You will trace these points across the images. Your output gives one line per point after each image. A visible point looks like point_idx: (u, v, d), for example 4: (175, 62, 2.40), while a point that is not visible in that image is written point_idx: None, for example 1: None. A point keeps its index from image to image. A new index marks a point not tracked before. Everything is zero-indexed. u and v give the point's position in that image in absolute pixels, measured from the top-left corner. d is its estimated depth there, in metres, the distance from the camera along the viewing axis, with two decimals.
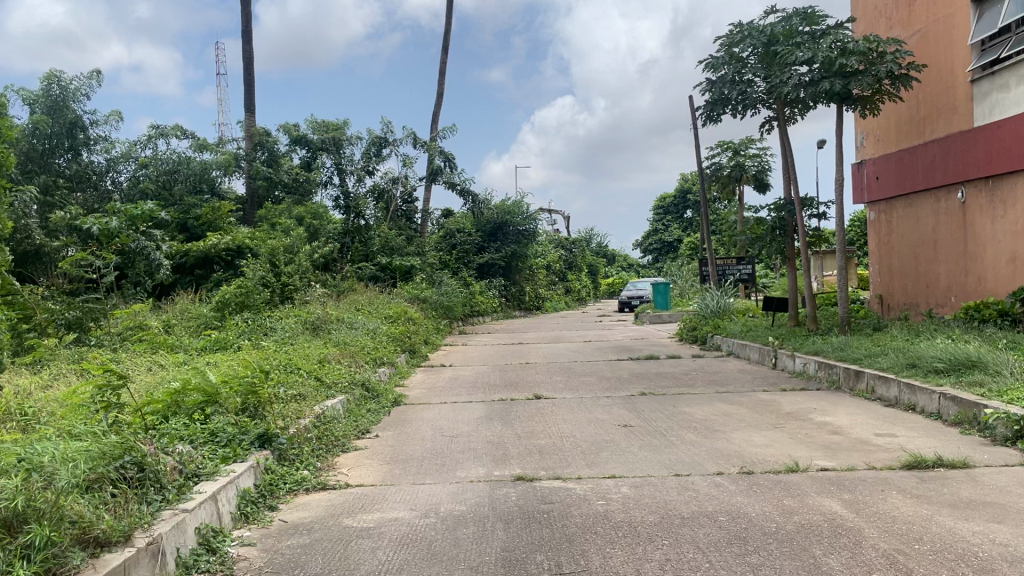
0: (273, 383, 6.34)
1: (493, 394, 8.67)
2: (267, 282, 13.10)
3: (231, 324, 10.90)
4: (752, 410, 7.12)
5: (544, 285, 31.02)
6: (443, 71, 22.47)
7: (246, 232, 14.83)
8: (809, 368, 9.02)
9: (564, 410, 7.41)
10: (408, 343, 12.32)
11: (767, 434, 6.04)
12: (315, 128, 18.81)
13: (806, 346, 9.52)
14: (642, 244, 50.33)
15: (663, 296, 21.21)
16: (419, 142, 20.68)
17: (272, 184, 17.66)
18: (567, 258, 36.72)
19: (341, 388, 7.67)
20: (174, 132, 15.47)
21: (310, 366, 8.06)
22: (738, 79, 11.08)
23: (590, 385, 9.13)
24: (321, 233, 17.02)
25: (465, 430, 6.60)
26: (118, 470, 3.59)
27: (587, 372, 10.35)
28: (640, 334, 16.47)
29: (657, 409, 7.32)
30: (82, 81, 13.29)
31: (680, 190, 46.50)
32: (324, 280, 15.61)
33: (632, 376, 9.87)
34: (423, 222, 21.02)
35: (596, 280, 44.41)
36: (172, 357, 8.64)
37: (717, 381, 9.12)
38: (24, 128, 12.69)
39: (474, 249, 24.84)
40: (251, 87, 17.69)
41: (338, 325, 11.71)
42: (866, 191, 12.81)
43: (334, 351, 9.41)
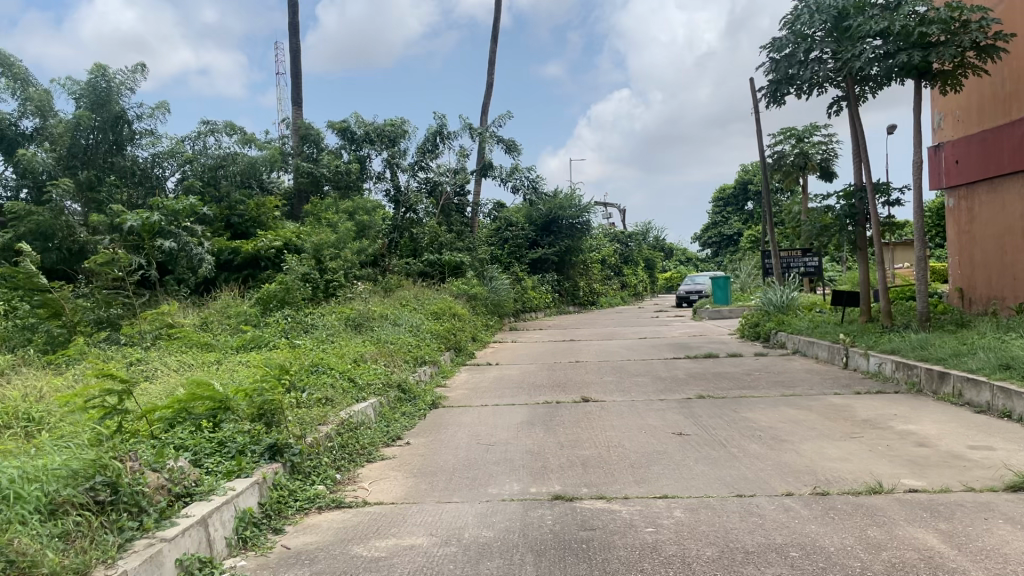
0: (293, 389, 5.87)
1: (538, 396, 8.11)
2: (310, 279, 12.75)
3: (270, 322, 10.56)
4: (823, 416, 6.41)
5: (599, 281, 30.31)
6: (493, 61, 21.96)
7: (290, 228, 14.54)
8: (885, 369, 8.23)
9: (613, 415, 6.80)
10: (454, 341, 11.83)
11: (843, 446, 5.34)
12: (362, 122, 18.39)
13: (882, 345, 8.72)
14: (701, 237, 49.18)
15: (722, 291, 20.36)
16: (474, 134, 20.15)
17: (317, 180, 17.23)
18: (622, 253, 35.96)
19: (374, 390, 7.19)
20: (223, 128, 15.20)
21: (343, 367, 7.59)
22: (803, 57, 10.26)
23: (643, 386, 8.49)
24: (372, 229, 16.65)
25: (503, 437, 6.05)
26: (85, 493, 3.15)
27: (640, 372, 9.71)
28: (698, 331, 15.70)
29: (716, 415, 6.65)
30: (127, 74, 13.07)
31: (740, 181, 45.20)
32: (370, 276, 15.24)
33: (689, 376, 9.20)
34: (474, 216, 20.50)
35: (653, 274, 43.52)
36: (203, 356, 8.27)
37: (782, 382, 8.40)
38: (67, 123, 12.48)
39: (527, 243, 24.33)
40: (298, 80, 17.41)
41: (381, 322, 11.29)
42: (944, 175, 11.85)
43: (371, 350, 8.93)
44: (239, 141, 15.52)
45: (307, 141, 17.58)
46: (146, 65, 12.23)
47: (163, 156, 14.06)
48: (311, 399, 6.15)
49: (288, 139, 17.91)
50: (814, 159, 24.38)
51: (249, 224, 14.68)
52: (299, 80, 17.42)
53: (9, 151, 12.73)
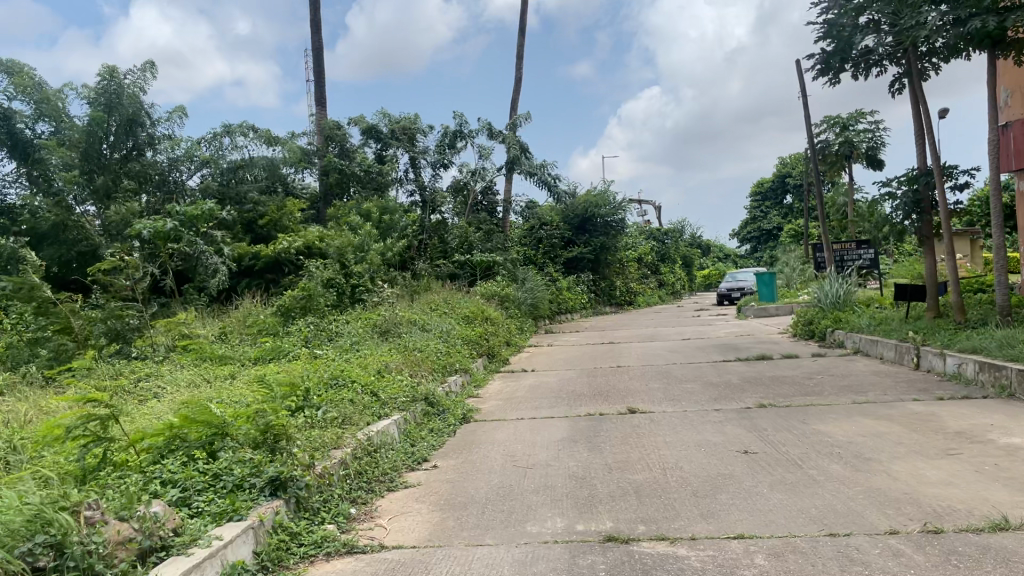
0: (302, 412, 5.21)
1: (579, 407, 7.38)
2: (334, 284, 12.17)
3: (292, 331, 9.98)
4: (909, 428, 5.62)
5: (636, 280, 29.46)
6: (521, 54, 21.30)
7: (314, 231, 14.01)
8: (967, 371, 7.37)
9: (666, 429, 6.06)
10: (486, 347, 11.16)
11: (944, 467, 4.55)
12: (386, 119, 17.83)
13: (961, 343, 7.87)
14: (739, 233, 48.05)
15: (768, 287, 19.43)
16: (496, 132, 19.51)
17: (345, 179, 16.71)
18: (659, 250, 35.06)
19: (398, 405, 6.52)
20: (241, 129, 14.69)
21: (365, 380, 6.94)
22: (861, 27, 9.43)
23: (695, 394, 7.73)
24: (397, 230, 16.11)
25: (543, 459, 5.34)
26: (21, 558, 2.54)
27: (689, 377, 8.94)
28: (746, 330, 14.83)
29: (784, 428, 5.88)
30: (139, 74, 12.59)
31: (779, 175, 44.07)
32: (397, 279, 14.62)
33: (744, 382, 8.40)
34: (505, 216, 19.83)
35: (691, 273, 42.53)
36: (217, 370, 7.70)
37: (850, 386, 7.58)
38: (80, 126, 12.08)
39: (562, 243, 23.55)
40: (321, 79, 16.88)
41: (409, 327, 10.66)
42: (1014, 156, 10.84)
43: (396, 360, 8.28)
44: (260, 140, 15.05)
45: (330, 141, 17.02)
46: (154, 66, 11.49)
47: (182, 160, 13.64)
48: (326, 420, 5.51)
49: (313, 139, 17.27)
50: (860, 148, 23.58)
51: (269, 228, 14.15)
52: (322, 79, 16.89)
53: (23, 157, 12.40)
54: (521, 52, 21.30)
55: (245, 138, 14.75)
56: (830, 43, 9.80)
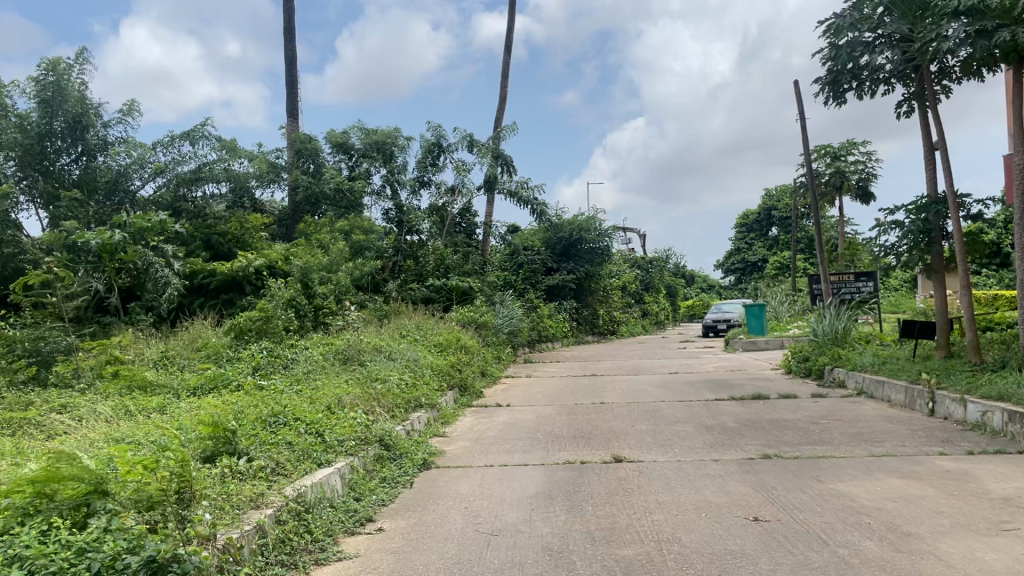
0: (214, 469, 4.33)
1: (558, 453, 6.46)
2: (295, 305, 11.23)
3: (243, 356, 8.99)
4: (946, 491, 4.75)
5: (620, 308, 28.69)
6: (506, 71, 20.60)
7: (281, 249, 13.13)
8: (993, 421, 6.54)
9: (659, 485, 5.17)
10: (459, 378, 10.25)
11: (1005, 548, 3.67)
12: (361, 135, 17.02)
13: (982, 389, 7.06)
14: (723, 264, 47.58)
15: (757, 320, 18.65)
16: (475, 146, 18.73)
17: (315, 198, 15.88)
18: (644, 279, 34.35)
19: (346, 449, 5.58)
20: (201, 135, 13.82)
21: (310, 418, 6.01)
22: (868, 43, 8.64)
23: (688, 439, 6.85)
24: (369, 249, 15.29)
25: (510, 522, 4.42)
26: None
27: (681, 419, 8.04)
28: (737, 365, 14.00)
29: (797, 487, 5.00)
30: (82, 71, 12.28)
31: (765, 206, 43.85)
32: (365, 302, 13.74)
33: (741, 426, 7.55)
34: (485, 239, 18.98)
35: (675, 303, 41.81)
36: (145, 400, 6.78)
37: (863, 435, 6.74)
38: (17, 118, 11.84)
39: (544, 268, 22.75)
40: (294, 90, 16.04)
41: (374, 355, 9.75)
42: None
43: (351, 392, 7.33)
44: (219, 147, 14.24)
45: (302, 154, 16.14)
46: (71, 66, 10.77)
47: (132, 168, 12.99)
48: (250, 470, 4.58)
49: (284, 153, 16.38)
50: (851, 179, 23.08)
51: (229, 244, 13.54)
52: (294, 90, 16.06)
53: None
54: (505, 71, 20.63)
55: (204, 147, 13.94)
56: (833, 60, 9.01)
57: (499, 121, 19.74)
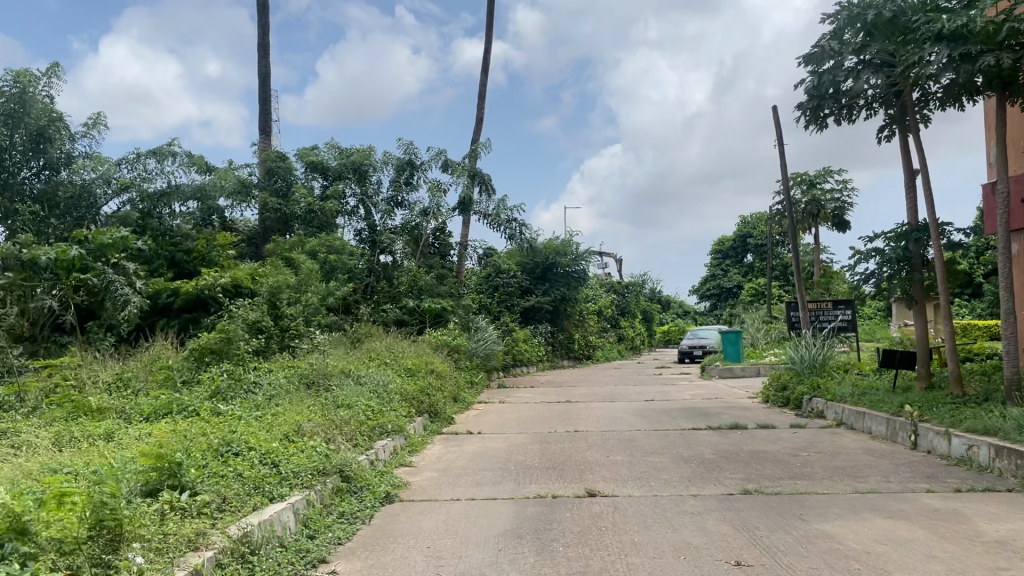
0: (152, 506, 3.99)
1: (529, 485, 6.15)
2: (261, 326, 10.84)
3: (203, 378, 8.60)
4: (936, 533, 4.50)
5: (596, 333, 28.46)
6: (484, 92, 20.43)
7: (248, 267, 12.75)
8: (979, 456, 6.33)
9: (635, 524, 4.87)
10: (428, 404, 9.90)
11: None
12: (335, 153, 16.73)
13: (967, 422, 6.86)
14: (699, 290, 47.60)
15: (734, 347, 18.46)
16: (450, 165, 18.51)
17: (286, 217, 15.54)
18: (620, 303, 34.19)
19: (301, 482, 5.24)
20: (169, 152, 13.45)
21: (266, 448, 5.69)
22: (850, 68, 8.53)
23: (665, 472, 6.56)
24: (340, 270, 14.93)
25: (474, 564, 4.10)
26: None
27: (657, 450, 7.77)
28: (713, 393, 13.76)
29: (781, 527, 4.72)
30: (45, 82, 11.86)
31: (740, 234, 44.08)
32: (335, 324, 13.38)
33: (720, 458, 7.28)
34: (460, 260, 18.67)
35: (651, 328, 41.69)
36: (91, 426, 6.38)
37: (845, 470, 6.50)
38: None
39: (519, 291, 22.48)
40: (267, 106, 15.73)
41: (341, 379, 9.38)
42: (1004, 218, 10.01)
43: (312, 419, 6.98)
44: (186, 163, 13.90)
45: (274, 173, 15.78)
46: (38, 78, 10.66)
47: (98, 182, 12.70)
48: (193, 506, 4.23)
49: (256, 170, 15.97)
50: (827, 208, 23.12)
51: (195, 262, 13.13)
52: (267, 106, 15.74)
53: None
54: (482, 92, 20.46)
55: (172, 163, 13.56)
56: (814, 85, 8.89)
57: (474, 142, 19.53)
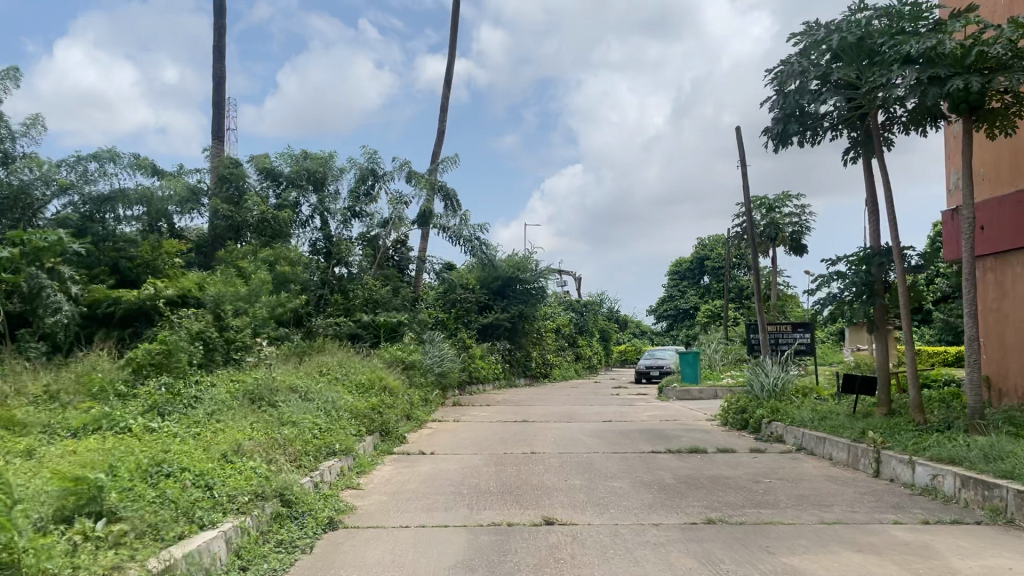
0: (58, 538, 3.60)
1: (483, 511, 5.83)
2: (205, 338, 10.38)
3: (139, 392, 8.14)
4: (909, 569, 4.30)
5: (553, 351, 28.24)
6: (446, 105, 20.19)
7: (195, 276, 12.27)
8: (944, 486, 6.19)
9: (594, 556, 4.59)
10: (380, 422, 9.53)
11: None
12: (290, 161, 16.30)
13: (930, 450, 6.73)
14: (655, 310, 47.78)
15: (691, 368, 18.36)
16: (412, 177, 18.20)
17: (237, 225, 15.05)
18: (578, 322, 34.07)
19: (237, 508, 4.87)
20: (110, 154, 12.94)
21: (201, 470, 5.30)
22: (816, 89, 8.43)
23: (626, 499, 6.29)
24: (293, 282, 14.50)
25: None
26: None
27: (616, 474, 7.51)
28: (671, 414, 13.58)
29: (748, 561, 4.48)
30: None
31: (697, 256, 44.46)
32: (284, 337, 12.94)
33: (681, 484, 7.04)
34: (417, 274, 18.33)
35: (608, 347, 41.65)
36: (10, 441, 5.91)
37: (810, 498, 6.31)
38: None
39: (477, 308, 22.22)
40: (221, 111, 15.27)
41: (289, 395, 8.98)
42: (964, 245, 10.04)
43: (254, 437, 6.56)
44: (131, 166, 13.39)
45: (225, 180, 15.25)
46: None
47: (36, 183, 12.17)
48: (112, 537, 3.87)
49: (206, 175, 15.46)
50: (785, 231, 23.29)
51: (138, 270, 12.63)
52: (221, 110, 15.29)
53: None
54: (444, 105, 20.22)
55: (115, 166, 13.04)
56: (780, 105, 8.77)
57: (437, 154, 19.26)
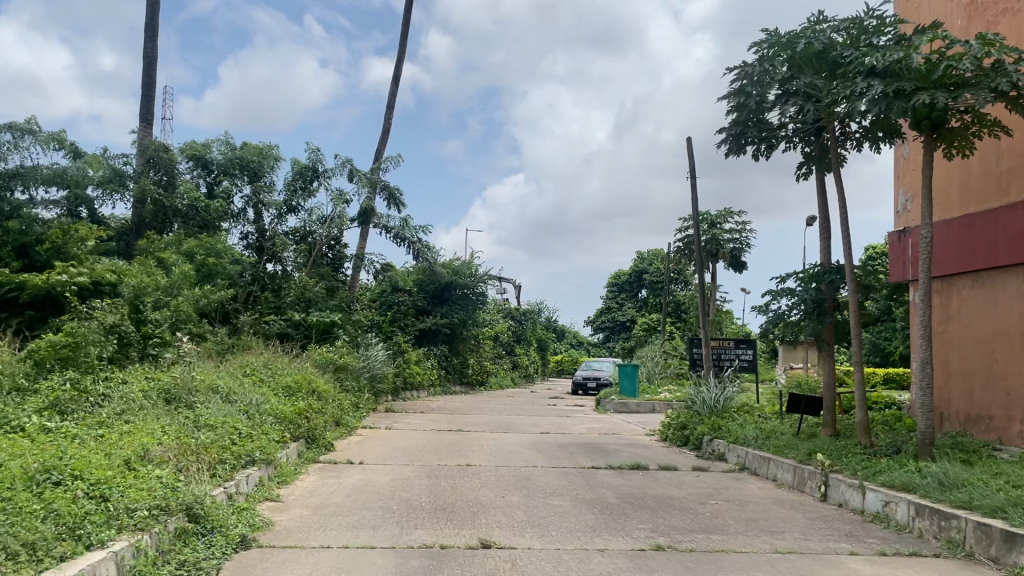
0: None
1: (414, 531, 5.35)
2: (120, 331, 9.64)
3: (39, 386, 7.41)
4: None
5: (490, 359, 27.81)
6: (393, 102, 19.65)
7: (113, 264, 11.48)
8: (898, 514, 5.94)
9: None
10: (306, 428, 8.95)
11: None
12: (226, 149, 15.54)
13: (882, 476, 6.49)
14: (593, 321, 47.81)
15: (630, 380, 18.12)
16: (354, 173, 17.58)
17: (164, 212, 14.22)
18: (516, 330, 33.73)
19: (134, 525, 4.28)
20: (25, 129, 12.06)
21: (97, 478, 4.69)
22: (775, 98, 8.21)
23: (568, 520, 5.88)
24: (220, 276, 13.76)
25: None
26: None
27: (557, 491, 7.10)
28: (610, 428, 13.27)
29: None
30: None
31: (636, 269, 44.65)
32: (207, 333, 12.20)
33: (625, 504, 6.66)
34: (354, 274, 17.71)
35: (546, 356, 41.42)
36: None
37: (759, 523, 6.00)
38: None
39: (415, 312, 21.66)
40: (151, 91, 14.44)
41: (210, 396, 8.33)
42: (910, 266, 9.94)
43: (164, 442, 5.93)
44: (47, 143, 12.50)
45: (153, 164, 14.41)
46: None
47: None
48: None
49: (132, 159, 14.58)
50: (726, 247, 23.35)
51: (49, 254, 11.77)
52: (151, 91, 14.45)
53: None
54: (390, 103, 19.69)
55: (30, 142, 12.16)
56: (737, 111, 8.53)
57: (380, 153, 18.70)
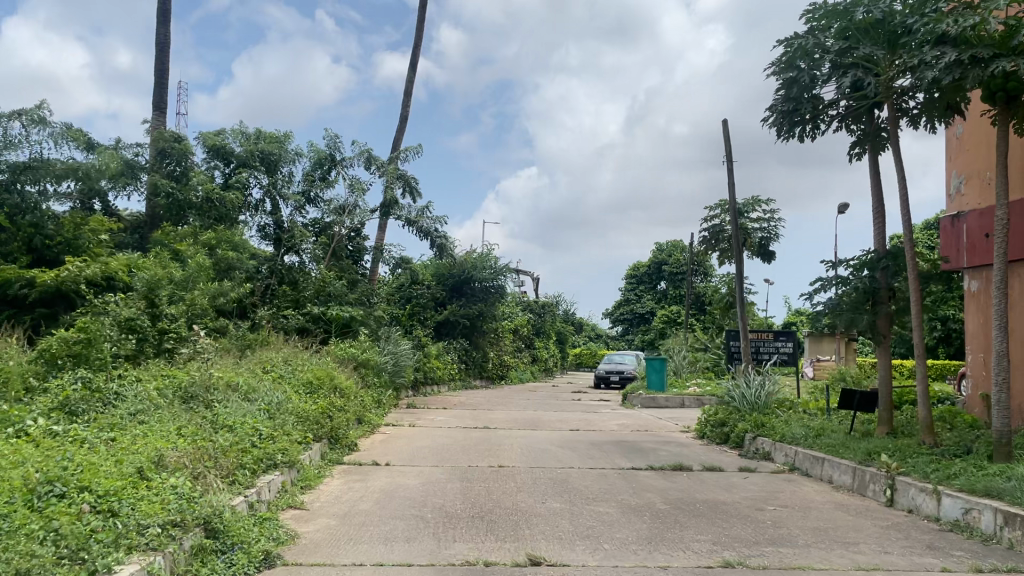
0: None
1: (454, 545, 4.86)
2: (134, 327, 9.20)
3: (49, 386, 6.95)
4: None
5: (510, 352, 27.36)
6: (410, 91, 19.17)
7: (127, 257, 11.07)
8: (982, 523, 5.39)
9: None
10: (329, 428, 8.48)
11: None
12: (243, 139, 15.10)
13: (958, 480, 5.94)
14: (611, 313, 47.26)
15: (658, 374, 17.57)
16: (373, 163, 17.13)
17: (178, 204, 13.80)
18: (535, 323, 33.24)
19: (144, 545, 3.80)
20: (36, 118, 11.64)
21: (104, 490, 4.21)
22: (827, 71, 7.63)
23: (618, 530, 5.37)
24: (238, 269, 13.32)
25: None
26: None
27: (601, 496, 6.60)
28: (641, 424, 12.75)
29: None
30: None
31: (655, 261, 44.01)
32: (225, 329, 11.77)
33: (676, 511, 6.14)
34: (373, 267, 17.27)
35: (564, 349, 40.89)
36: None
37: (828, 533, 5.48)
38: None
39: (435, 304, 21.21)
40: (164, 80, 14.00)
41: (229, 395, 7.87)
42: (966, 253, 9.31)
43: (179, 446, 5.46)
44: (58, 134, 12.07)
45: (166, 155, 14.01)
46: None
47: None
48: None
49: (146, 150, 14.16)
50: (754, 237, 22.76)
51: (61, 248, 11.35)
52: (164, 80, 14.01)
53: None
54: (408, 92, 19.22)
55: (41, 132, 11.75)
56: (786, 87, 7.98)
57: (399, 143, 18.24)
